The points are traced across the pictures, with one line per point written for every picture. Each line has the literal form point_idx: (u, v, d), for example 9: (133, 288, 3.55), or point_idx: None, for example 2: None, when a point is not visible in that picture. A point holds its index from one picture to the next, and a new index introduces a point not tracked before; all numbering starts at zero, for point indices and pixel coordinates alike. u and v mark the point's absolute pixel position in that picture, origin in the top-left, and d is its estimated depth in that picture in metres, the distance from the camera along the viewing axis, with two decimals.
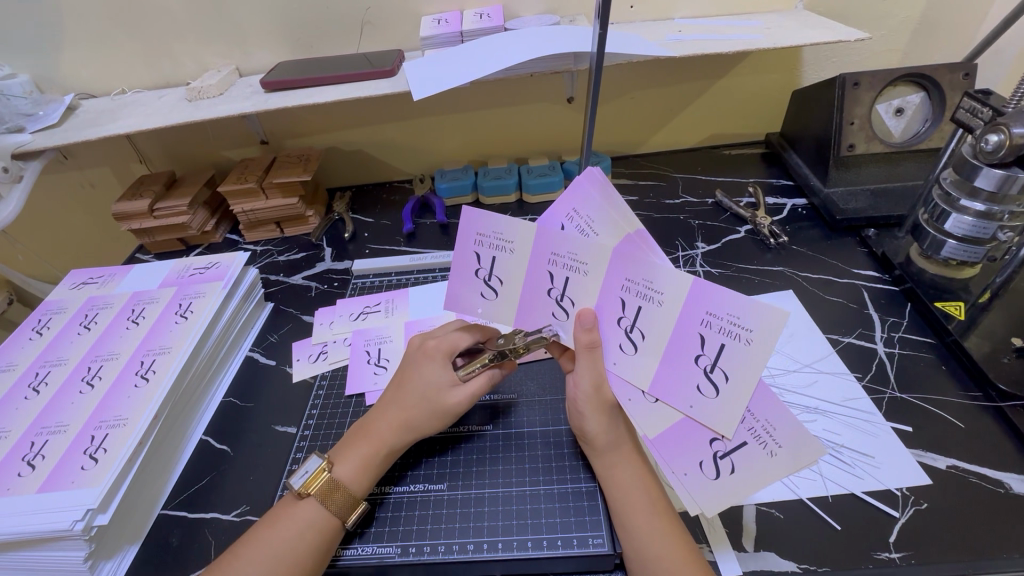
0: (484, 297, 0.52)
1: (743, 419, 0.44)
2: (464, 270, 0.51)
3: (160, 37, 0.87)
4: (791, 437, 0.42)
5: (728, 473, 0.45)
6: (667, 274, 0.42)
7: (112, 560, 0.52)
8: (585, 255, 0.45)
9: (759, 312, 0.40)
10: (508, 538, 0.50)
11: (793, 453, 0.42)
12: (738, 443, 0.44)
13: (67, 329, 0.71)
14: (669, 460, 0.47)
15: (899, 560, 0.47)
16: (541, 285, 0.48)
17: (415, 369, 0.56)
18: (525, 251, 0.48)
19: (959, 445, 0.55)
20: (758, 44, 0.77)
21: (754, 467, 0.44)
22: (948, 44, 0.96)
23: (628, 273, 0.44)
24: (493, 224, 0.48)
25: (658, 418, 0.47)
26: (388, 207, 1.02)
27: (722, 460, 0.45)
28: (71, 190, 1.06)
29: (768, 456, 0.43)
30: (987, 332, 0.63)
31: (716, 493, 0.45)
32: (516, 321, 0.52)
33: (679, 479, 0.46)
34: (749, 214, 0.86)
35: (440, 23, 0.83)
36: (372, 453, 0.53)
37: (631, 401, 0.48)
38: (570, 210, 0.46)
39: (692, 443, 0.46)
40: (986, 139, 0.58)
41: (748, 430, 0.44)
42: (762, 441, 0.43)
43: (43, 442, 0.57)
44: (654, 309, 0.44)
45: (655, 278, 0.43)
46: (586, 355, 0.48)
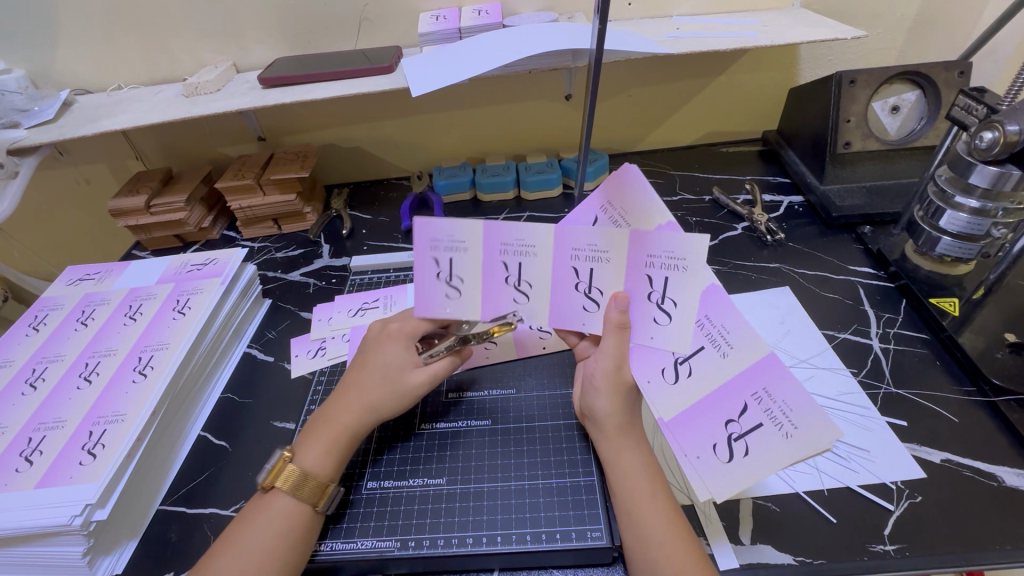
0: (448, 297, 0.53)
1: (760, 400, 0.45)
2: (425, 277, 0.52)
3: (157, 32, 0.86)
4: (808, 418, 0.42)
5: (741, 456, 0.45)
6: (682, 239, 0.45)
7: (110, 555, 0.52)
8: (603, 243, 0.48)
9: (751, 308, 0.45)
10: (507, 531, 0.50)
11: (809, 436, 0.42)
12: (753, 425, 0.45)
13: (63, 325, 0.71)
14: (681, 443, 0.47)
15: (894, 552, 0.47)
16: (498, 274, 0.51)
17: (378, 350, 0.56)
18: (479, 246, 0.50)
19: (953, 439, 0.56)
20: (756, 41, 0.77)
21: (769, 449, 0.44)
22: (943, 42, 0.97)
23: (648, 250, 0.46)
24: (445, 228, 0.50)
25: (678, 398, 0.48)
26: (386, 203, 1.02)
27: (737, 443, 0.45)
28: (66, 186, 1.06)
29: (784, 438, 0.43)
30: (981, 328, 0.64)
31: (728, 476, 0.45)
32: (483, 313, 0.54)
33: (691, 463, 0.46)
34: (746, 211, 0.87)
35: (438, 19, 0.83)
36: (333, 439, 0.52)
37: (650, 382, 0.50)
38: (604, 204, 0.50)
39: (709, 424, 0.47)
40: (981, 136, 0.58)
41: (765, 410, 0.44)
42: (778, 422, 0.44)
43: (40, 438, 0.56)
44: (680, 276, 0.47)
45: (672, 247, 0.46)
46: (614, 334, 0.49)
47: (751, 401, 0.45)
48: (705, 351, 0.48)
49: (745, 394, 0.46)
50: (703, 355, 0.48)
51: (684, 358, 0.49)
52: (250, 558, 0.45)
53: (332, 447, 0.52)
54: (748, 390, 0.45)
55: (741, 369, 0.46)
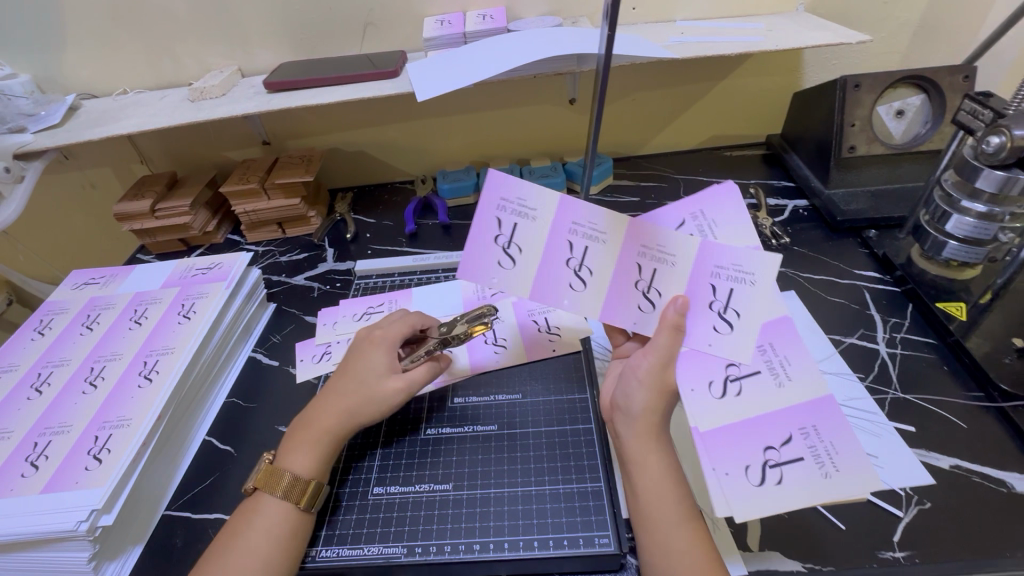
0: (501, 266, 0.50)
1: (806, 436, 0.46)
2: (482, 239, 0.49)
3: (163, 38, 0.87)
4: (851, 462, 0.44)
5: (774, 483, 0.44)
6: (752, 254, 0.50)
7: (115, 561, 0.52)
8: (674, 247, 0.50)
9: (807, 367, 0.49)
10: (514, 537, 0.50)
11: (851, 479, 0.43)
12: (794, 458, 0.45)
13: (69, 329, 0.71)
14: (713, 456, 0.46)
15: (903, 559, 0.47)
16: (560, 253, 0.50)
17: (360, 357, 0.57)
18: (549, 221, 0.49)
19: (961, 444, 0.55)
20: (760, 46, 0.77)
21: (806, 483, 0.44)
22: (948, 46, 0.97)
23: (718, 259, 0.50)
24: (518, 191, 0.49)
25: (721, 411, 0.48)
26: (390, 207, 1.02)
27: (772, 469, 0.45)
28: (72, 190, 1.06)
29: (822, 477, 0.44)
30: (987, 332, 0.63)
31: (759, 498, 0.44)
32: (532, 291, 0.51)
33: (716, 476, 0.45)
34: (749, 215, 0.87)
35: (443, 24, 0.83)
36: (315, 441, 0.52)
37: (693, 391, 0.49)
38: (689, 211, 0.52)
39: (747, 444, 0.46)
40: (987, 141, 0.59)
41: (809, 447, 0.45)
42: (820, 458, 0.45)
43: (46, 442, 0.56)
44: (746, 288, 0.50)
45: (741, 260, 0.50)
46: (667, 333, 0.49)
47: (797, 434, 0.46)
48: (760, 375, 0.49)
49: (791, 426, 0.47)
50: (755, 379, 0.49)
51: (736, 377, 0.50)
52: (233, 565, 0.45)
53: (310, 450, 0.52)
54: (798, 423, 0.47)
55: (799, 402, 0.47)
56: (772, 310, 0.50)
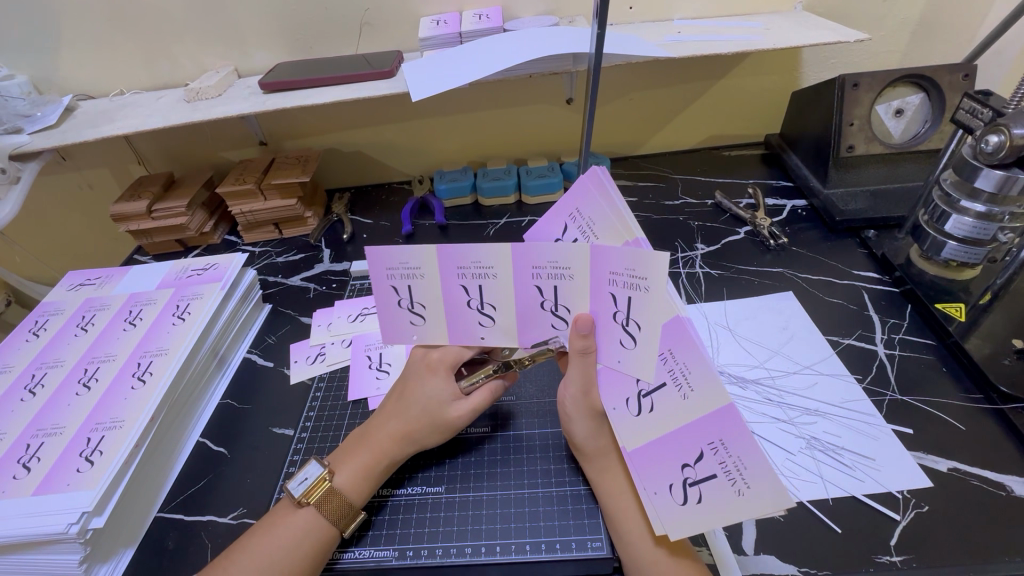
0: (414, 323, 0.53)
1: (716, 451, 0.40)
2: (387, 305, 0.52)
3: (159, 38, 0.86)
4: (761, 477, 0.37)
5: (696, 501, 0.42)
6: (638, 257, 0.39)
7: (107, 563, 0.51)
8: (564, 260, 0.43)
9: (705, 371, 0.39)
10: (507, 541, 0.50)
11: (762, 496, 0.37)
12: (707, 475, 0.40)
13: (64, 331, 0.71)
14: (642, 476, 0.46)
15: (900, 563, 0.46)
16: (459, 297, 0.49)
17: (418, 381, 0.55)
18: (434, 273, 0.48)
19: (960, 447, 0.55)
20: (758, 45, 0.76)
21: (721, 502, 0.40)
22: (947, 45, 0.96)
23: (610, 268, 0.42)
24: (471, 255, 0.46)
25: (641, 431, 0.45)
26: (387, 208, 1.02)
27: (691, 488, 0.42)
28: (69, 191, 1.06)
29: (735, 494, 0.39)
30: (988, 333, 0.63)
31: (680, 520, 0.42)
32: (451, 337, 0.53)
33: (649, 496, 0.45)
34: (748, 215, 0.86)
35: (439, 24, 0.83)
36: (372, 463, 0.52)
37: (615, 410, 0.47)
38: (573, 210, 0.47)
39: (665, 462, 0.44)
40: (986, 140, 0.58)
41: (719, 463, 0.40)
42: (730, 474, 0.39)
43: (38, 444, 0.56)
44: (642, 297, 0.41)
45: (631, 264, 0.40)
46: (578, 361, 0.48)
47: (706, 450, 0.40)
48: (666, 388, 0.42)
49: (701, 441, 0.41)
50: (664, 393, 0.43)
51: (647, 392, 0.44)
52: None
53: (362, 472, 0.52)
54: (705, 437, 0.40)
55: (699, 414, 0.40)
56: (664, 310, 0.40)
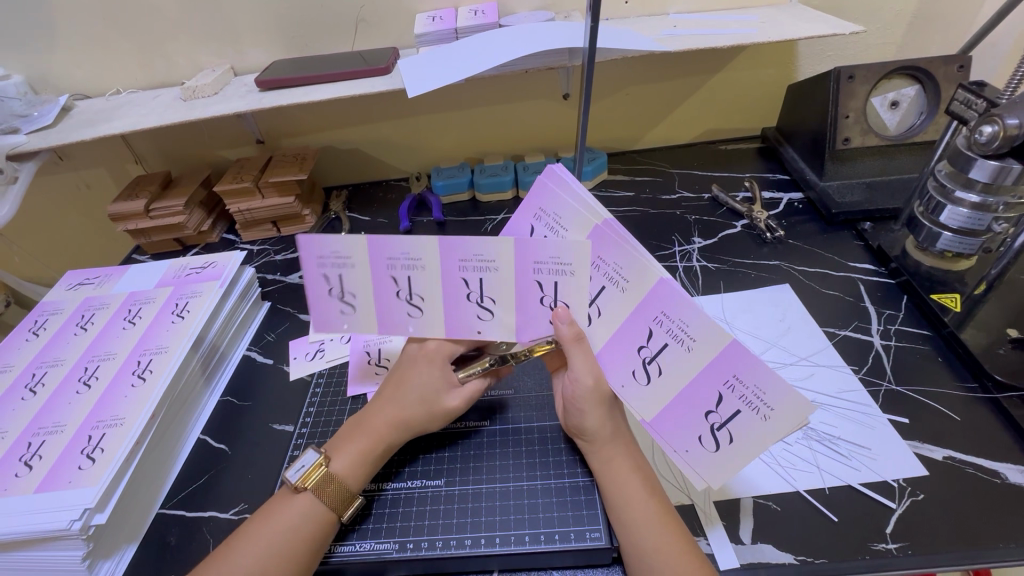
0: (343, 313, 0.52)
1: (733, 388, 0.43)
2: (316, 294, 0.51)
3: (154, 37, 0.86)
4: (783, 399, 0.41)
5: (727, 443, 0.45)
6: (633, 261, 0.43)
7: (109, 560, 0.52)
8: (490, 252, 0.45)
9: (702, 321, 0.42)
10: (506, 532, 0.50)
11: (787, 414, 0.41)
12: (732, 413, 0.43)
13: (64, 329, 0.71)
14: (668, 439, 0.48)
15: (896, 551, 0.47)
16: (388, 289, 0.49)
17: (413, 370, 0.55)
18: (367, 262, 0.48)
19: (955, 436, 0.55)
20: (753, 38, 0.76)
21: (752, 434, 0.43)
22: (942, 36, 0.96)
23: (599, 254, 0.45)
24: (400, 246, 0.47)
25: (654, 398, 0.47)
26: (385, 204, 1.02)
27: (720, 431, 0.45)
28: (67, 191, 1.06)
29: (762, 421, 0.42)
30: (983, 324, 0.63)
31: (718, 466, 0.45)
32: (379, 328, 0.52)
33: (681, 455, 0.47)
34: (745, 208, 0.86)
35: (434, 20, 0.83)
36: (368, 448, 0.52)
37: (624, 387, 0.48)
38: (536, 211, 0.48)
39: (689, 419, 0.46)
40: (981, 130, 0.58)
41: (740, 397, 0.43)
42: (752, 404, 0.42)
43: (40, 442, 0.57)
44: (568, 280, 0.45)
45: (556, 252, 0.44)
46: (575, 349, 0.48)
47: (724, 390, 0.43)
48: (669, 347, 0.45)
49: (717, 383, 0.43)
50: (669, 351, 0.45)
51: (652, 357, 0.46)
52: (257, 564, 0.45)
53: (364, 458, 0.52)
54: (720, 378, 0.43)
55: (708, 358, 0.43)
56: (645, 277, 0.43)
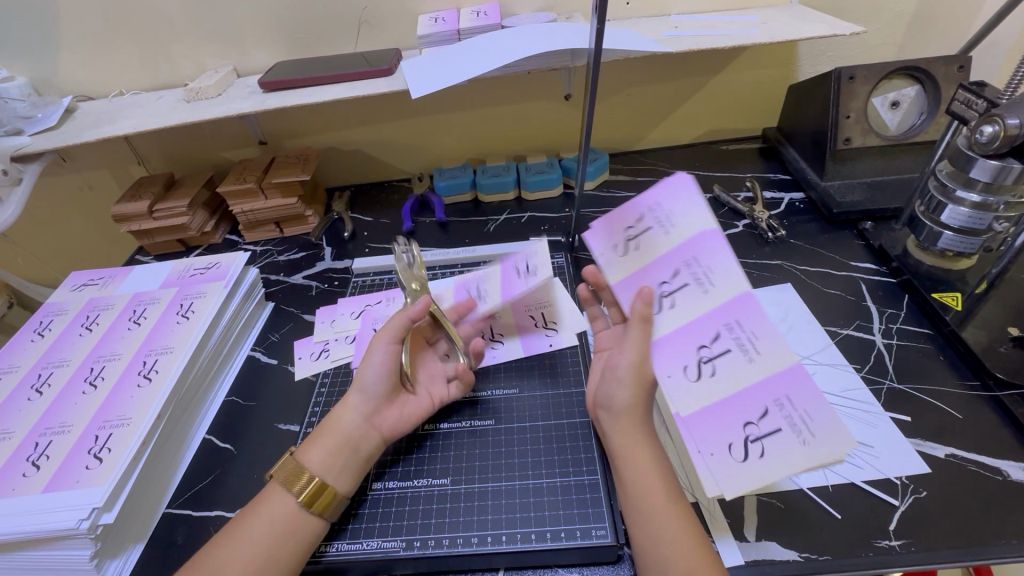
0: None
1: (782, 407, 0.43)
2: None
3: (158, 38, 0.87)
4: (826, 427, 0.42)
5: (757, 457, 0.43)
6: (730, 271, 0.45)
7: (117, 559, 0.52)
8: (552, 213, 0.53)
9: (775, 340, 0.44)
10: (512, 530, 0.50)
11: (825, 447, 0.41)
12: (773, 429, 0.43)
13: (69, 330, 0.71)
14: (698, 439, 0.45)
15: (900, 547, 0.47)
16: None
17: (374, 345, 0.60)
18: None
19: (957, 434, 0.56)
20: (754, 38, 0.77)
21: (786, 455, 0.42)
22: (942, 37, 0.97)
23: (697, 256, 0.47)
24: None
25: (698, 394, 0.46)
26: (388, 205, 1.02)
27: (753, 444, 0.43)
28: (70, 192, 1.06)
29: (800, 445, 0.42)
30: (984, 323, 0.64)
31: (738, 475, 0.43)
32: None
33: (703, 460, 0.44)
34: (746, 208, 0.87)
35: (437, 21, 0.83)
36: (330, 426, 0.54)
37: (669, 377, 0.47)
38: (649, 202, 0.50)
39: (725, 424, 0.44)
40: (981, 130, 0.59)
41: (786, 418, 0.43)
42: (797, 426, 0.42)
43: (47, 442, 0.57)
44: (614, 259, 0.52)
45: (591, 212, 0.52)
46: (637, 326, 0.48)
47: (772, 406, 0.43)
48: (729, 354, 0.45)
49: (767, 398, 0.44)
50: (728, 358, 0.45)
51: (709, 358, 0.46)
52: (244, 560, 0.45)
53: (341, 457, 0.52)
54: (770, 395, 0.44)
55: (770, 374, 0.44)
56: (740, 288, 0.45)
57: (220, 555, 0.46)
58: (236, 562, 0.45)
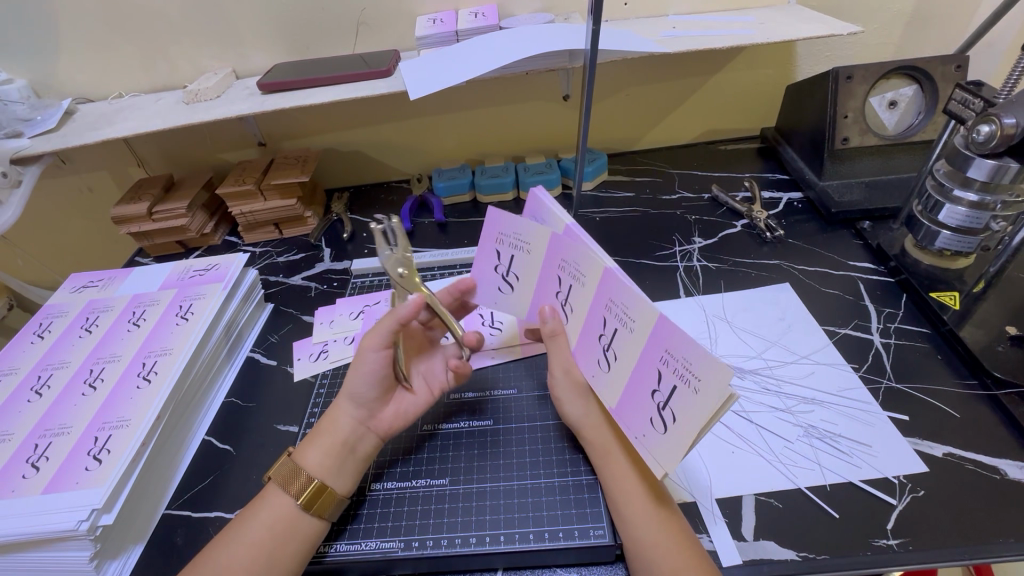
0: None
1: (668, 362, 0.43)
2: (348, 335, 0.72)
3: (157, 41, 0.87)
4: (707, 369, 0.39)
5: (672, 423, 0.43)
6: (636, 300, 0.44)
7: (117, 561, 0.52)
8: (529, 236, 0.53)
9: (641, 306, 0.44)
10: (510, 531, 0.50)
11: (711, 386, 0.39)
12: (671, 388, 0.43)
13: (68, 332, 0.71)
14: (630, 425, 0.47)
15: (897, 546, 0.47)
16: None
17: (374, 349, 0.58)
18: None
19: (955, 433, 0.56)
20: (752, 38, 0.77)
21: (689, 411, 0.41)
22: (940, 36, 0.97)
23: (563, 257, 0.50)
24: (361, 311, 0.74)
25: (615, 385, 0.48)
26: (387, 206, 1.02)
27: (665, 412, 0.43)
28: (70, 194, 1.07)
29: (693, 395, 0.40)
30: (982, 321, 0.64)
31: (669, 446, 0.43)
32: None
33: (638, 442, 0.47)
34: (745, 208, 0.87)
35: (435, 22, 0.83)
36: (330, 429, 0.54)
37: (593, 376, 0.51)
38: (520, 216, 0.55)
39: (641, 403, 0.46)
40: (978, 129, 0.59)
41: (675, 372, 0.42)
42: (685, 377, 0.41)
43: (47, 444, 0.57)
44: (523, 257, 0.54)
45: (520, 231, 0.53)
46: (550, 343, 0.53)
47: (662, 365, 0.43)
48: (618, 332, 0.46)
49: (656, 358, 0.44)
50: (619, 336, 0.47)
51: (608, 345, 0.48)
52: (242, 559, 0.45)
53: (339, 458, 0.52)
54: (657, 354, 0.43)
55: (646, 335, 0.44)
56: (647, 314, 0.43)
57: (217, 556, 0.46)
58: (233, 564, 0.45)
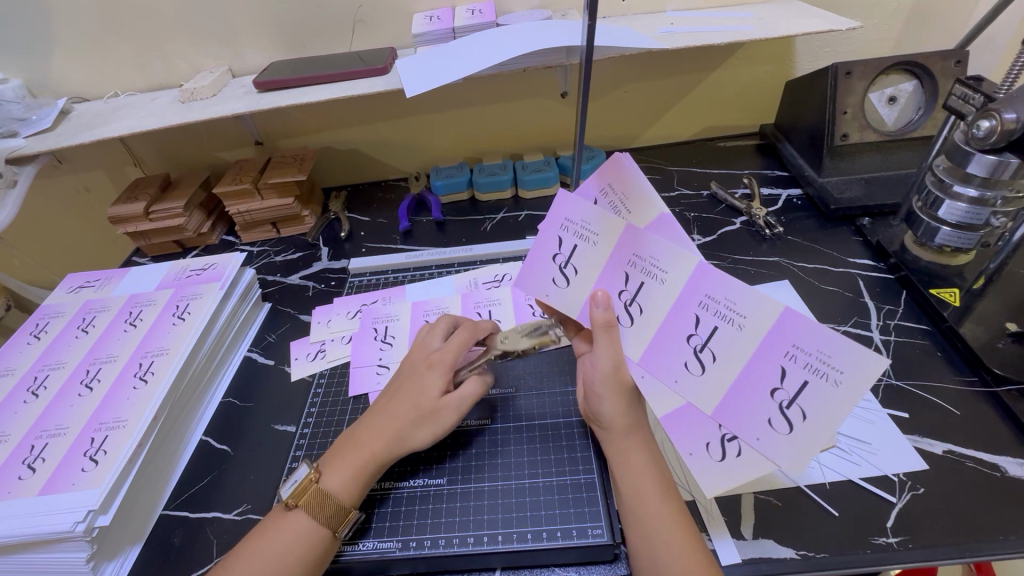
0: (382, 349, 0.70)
1: (795, 358, 0.41)
2: (363, 338, 0.72)
3: (152, 39, 0.86)
4: (852, 360, 0.39)
5: (800, 421, 0.41)
6: (749, 294, 0.41)
7: (113, 562, 0.52)
8: (596, 223, 0.46)
9: (755, 299, 0.41)
10: (508, 531, 0.50)
11: (858, 377, 0.39)
12: (800, 385, 0.41)
13: (65, 332, 0.71)
14: (738, 428, 0.44)
15: (896, 545, 0.47)
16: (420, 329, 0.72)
17: (413, 376, 0.56)
18: (408, 317, 0.74)
19: (956, 431, 0.55)
20: (751, 34, 0.76)
21: (828, 405, 0.40)
22: (939, 31, 0.96)
23: (635, 250, 0.45)
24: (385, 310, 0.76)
25: (709, 388, 0.45)
26: (384, 204, 1.02)
27: (790, 409, 0.42)
28: (66, 194, 1.06)
29: (833, 387, 0.40)
30: (982, 318, 0.63)
31: (725, 473, 0.48)
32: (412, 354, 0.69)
33: (753, 445, 0.44)
34: (744, 205, 0.87)
35: (432, 19, 0.83)
36: (359, 462, 0.52)
37: (677, 382, 0.46)
38: (602, 186, 0.48)
39: (753, 403, 0.43)
40: (978, 125, 0.58)
41: (805, 366, 0.41)
42: (821, 372, 0.40)
43: (43, 445, 0.57)
44: (588, 247, 0.47)
45: (588, 217, 0.47)
46: (603, 336, 0.47)
47: (785, 362, 0.41)
48: (719, 331, 0.43)
49: (778, 355, 0.41)
50: (719, 336, 0.44)
51: (702, 345, 0.44)
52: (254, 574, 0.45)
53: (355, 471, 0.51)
54: (779, 352, 0.41)
55: (762, 336, 0.42)
56: (770, 309, 0.41)
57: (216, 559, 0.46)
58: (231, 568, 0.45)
